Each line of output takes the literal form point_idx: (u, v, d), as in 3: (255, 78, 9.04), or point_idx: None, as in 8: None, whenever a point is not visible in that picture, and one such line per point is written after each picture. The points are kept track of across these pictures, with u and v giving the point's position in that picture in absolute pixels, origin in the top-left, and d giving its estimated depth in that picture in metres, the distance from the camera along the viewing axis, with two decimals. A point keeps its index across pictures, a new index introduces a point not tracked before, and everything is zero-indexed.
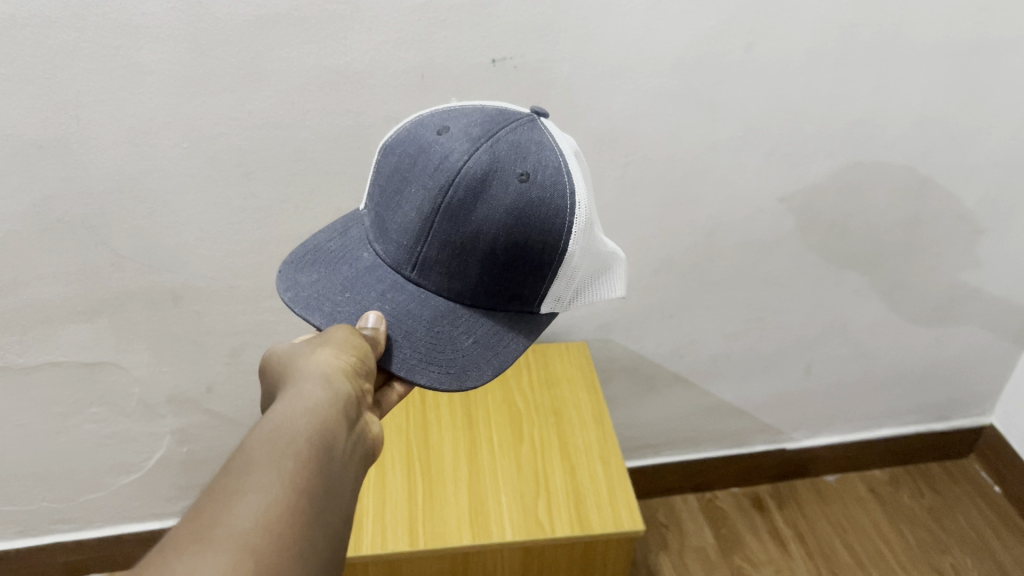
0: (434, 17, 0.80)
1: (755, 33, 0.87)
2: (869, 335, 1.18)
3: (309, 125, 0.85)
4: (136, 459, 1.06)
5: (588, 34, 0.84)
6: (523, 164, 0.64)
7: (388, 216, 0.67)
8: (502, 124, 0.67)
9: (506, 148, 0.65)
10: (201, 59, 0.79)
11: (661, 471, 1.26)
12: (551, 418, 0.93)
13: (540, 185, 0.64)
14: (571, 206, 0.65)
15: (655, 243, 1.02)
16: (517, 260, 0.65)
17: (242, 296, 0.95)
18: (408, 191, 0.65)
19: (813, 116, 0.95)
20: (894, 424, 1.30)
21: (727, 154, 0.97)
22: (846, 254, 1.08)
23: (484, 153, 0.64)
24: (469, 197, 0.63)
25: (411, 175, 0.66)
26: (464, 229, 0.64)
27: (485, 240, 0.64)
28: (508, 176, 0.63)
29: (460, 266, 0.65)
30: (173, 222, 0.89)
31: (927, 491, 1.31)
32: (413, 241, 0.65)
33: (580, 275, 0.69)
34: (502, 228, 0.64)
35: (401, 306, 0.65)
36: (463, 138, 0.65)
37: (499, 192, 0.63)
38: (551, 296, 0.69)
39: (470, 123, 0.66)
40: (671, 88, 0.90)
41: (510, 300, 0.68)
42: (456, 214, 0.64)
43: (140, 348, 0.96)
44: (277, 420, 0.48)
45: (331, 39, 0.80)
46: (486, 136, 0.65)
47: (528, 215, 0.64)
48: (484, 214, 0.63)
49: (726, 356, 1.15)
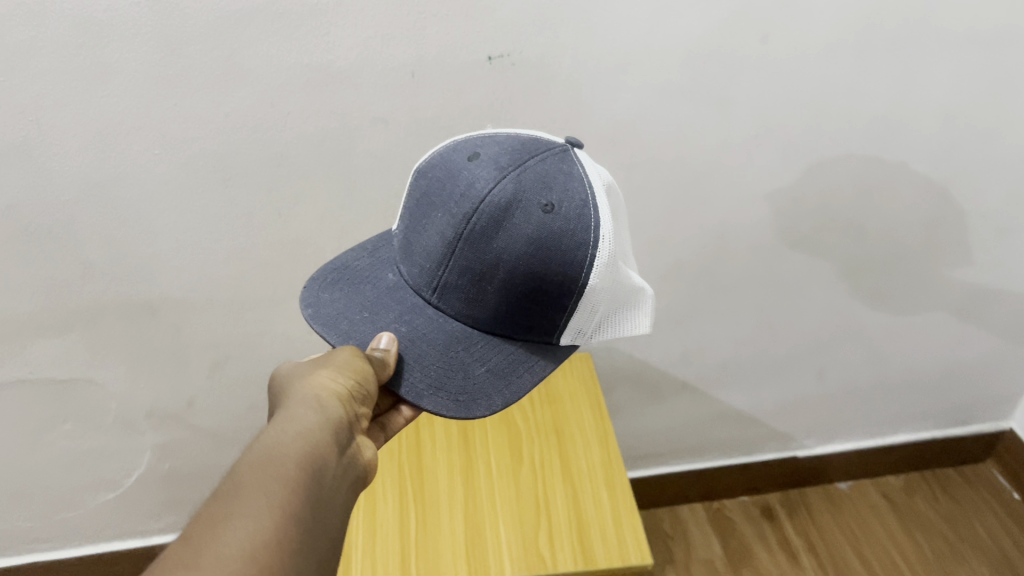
0: (424, 11, 0.74)
1: (771, 24, 0.81)
2: (885, 339, 1.12)
3: (291, 128, 0.79)
4: (115, 477, 1.01)
5: (591, 28, 0.78)
6: (548, 195, 0.63)
7: (415, 240, 0.67)
8: (532, 155, 0.66)
9: (532, 179, 0.64)
10: (171, 58, 0.73)
11: (667, 481, 1.21)
12: (552, 437, 0.88)
13: (564, 217, 0.63)
14: (594, 241, 0.63)
15: (662, 248, 0.96)
16: (534, 290, 0.64)
17: (224, 307, 0.89)
18: (435, 217, 0.66)
19: (832, 112, 0.89)
20: (910, 429, 1.25)
21: (740, 154, 0.90)
22: (864, 257, 1.03)
23: (510, 182, 0.63)
24: (490, 225, 0.63)
25: (438, 201, 0.66)
26: (483, 257, 0.63)
27: (502, 269, 0.63)
28: (531, 206, 0.63)
29: (478, 292, 0.64)
30: (147, 230, 0.83)
31: (944, 498, 1.26)
32: (436, 265, 0.65)
33: (602, 308, 0.67)
34: (520, 258, 0.63)
35: (418, 330, 0.65)
36: (491, 168, 0.65)
37: (521, 223, 0.62)
38: (571, 327, 0.67)
39: (500, 153, 0.66)
40: (681, 85, 0.84)
41: (526, 329, 0.66)
42: (477, 241, 0.63)
43: (115, 363, 0.90)
44: (269, 442, 0.51)
45: (312, 35, 0.74)
46: (515, 166, 0.65)
47: (549, 246, 0.63)
48: (504, 243, 0.63)
49: (736, 364, 1.09)
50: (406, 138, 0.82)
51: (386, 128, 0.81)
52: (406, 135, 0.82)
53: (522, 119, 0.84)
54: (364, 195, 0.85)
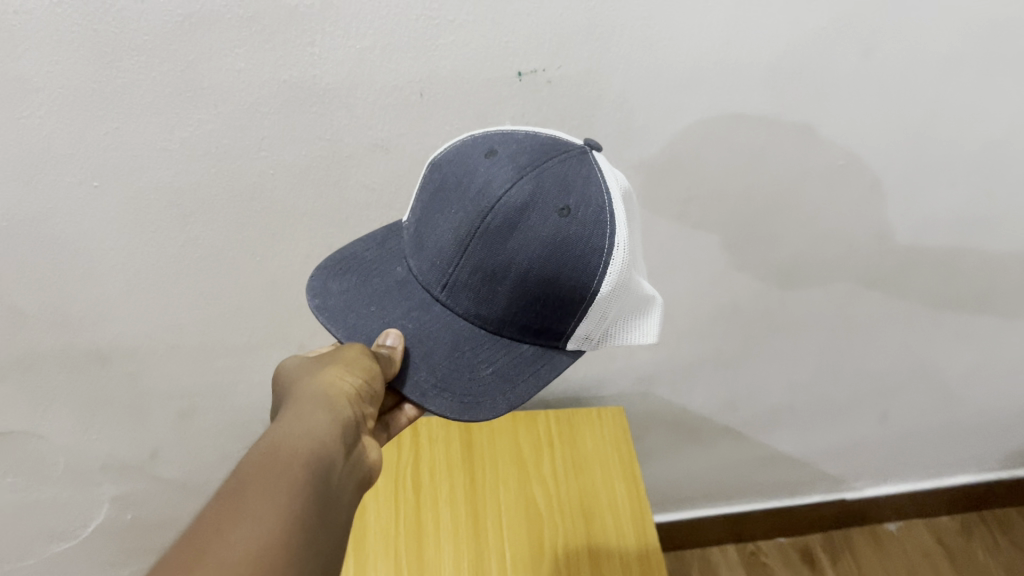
0: (438, 14, 0.57)
1: (880, 35, 0.63)
2: (961, 383, 0.97)
3: (264, 156, 0.63)
4: (69, 530, 0.87)
5: (652, 37, 0.61)
6: (565, 194, 0.51)
7: (424, 232, 0.56)
8: (552, 153, 0.54)
9: (552, 176, 0.52)
10: (107, 71, 0.56)
11: (698, 523, 1.09)
12: (579, 522, 0.74)
13: (583, 221, 0.51)
14: (610, 244, 0.52)
15: (716, 287, 0.80)
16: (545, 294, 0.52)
17: (189, 355, 0.74)
18: (443, 211, 0.54)
19: (939, 139, 0.72)
20: (973, 470, 1.11)
21: (822, 185, 0.73)
22: (951, 297, 0.86)
23: (526, 178, 0.52)
24: (502, 224, 0.51)
25: (447, 195, 0.54)
26: (494, 258, 0.52)
27: (515, 271, 0.51)
28: (546, 207, 0.51)
29: (488, 295, 0.53)
30: (91, 272, 0.67)
31: (1005, 544, 1.12)
32: (444, 262, 0.53)
33: (616, 309, 0.55)
34: (534, 258, 0.51)
35: (423, 327, 0.54)
36: (506, 163, 0.53)
37: (533, 220, 0.51)
38: (578, 333, 0.55)
39: (520, 147, 0.54)
40: (757, 106, 0.67)
41: (538, 333, 0.54)
42: (488, 241, 0.52)
43: (61, 414, 0.76)
44: (271, 441, 0.41)
45: (292, 45, 0.57)
46: (532, 164, 0.53)
47: (566, 248, 0.51)
48: (517, 243, 0.51)
49: (788, 407, 0.95)
50: (411, 169, 0.66)
51: (386, 156, 0.65)
52: (412, 164, 0.66)
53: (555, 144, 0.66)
54: (358, 233, 0.69)
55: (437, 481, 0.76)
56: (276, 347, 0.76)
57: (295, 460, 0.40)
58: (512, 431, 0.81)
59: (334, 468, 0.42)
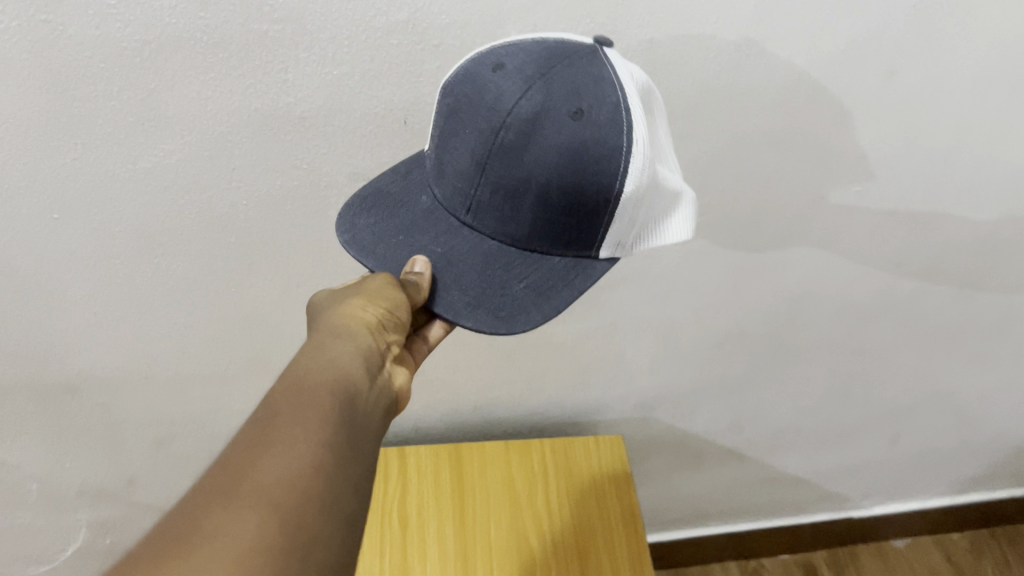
0: (421, 39, 0.52)
1: (903, 57, 0.58)
2: (977, 407, 0.94)
3: (237, 186, 0.58)
4: (46, 554, 0.85)
5: (656, 61, 0.56)
6: (579, 97, 0.47)
7: (444, 151, 0.52)
8: (558, 56, 0.48)
9: (561, 83, 0.47)
10: (62, 100, 0.52)
11: (700, 539, 1.07)
12: (574, 565, 0.72)
13: (597, 127, 0.47)
14: (629, 142, 0.48)
15: (722, 313, 0.76)
16: (570, 201, 0.49)
17: (164, 385, 0.71)
18: (458, 130, 0.50)
19: (963, 165, 0.66)
20: (985, 488, 1.09)
21: (836, 213, 0.68)
22: (970, 322, 0.82)
23: (537, 89, 0.47)
24: (518, 140, 0.48)
25: (457, 112, 0.50)
26: (513, 174, 0.49)
27: (537, 181, 0.48)
28: (559, 116, 0.47)
29: (513, 213, 0.50)
30: (55, 305, 0.63)
31: (1017, 563, 1.09)
32: (465, 184, 0.51)
33: (645, 212, 0.51)
34: (553, 166, 0.48)
35: (453, 251, 0.52)
36: (513, 77, 0.48)
37: (550, 127, 0.47)
38: (609, 240, 0.52)
39: (524, 55, 0.49)
40: (771, 131, 0.61)
41: (570, 244, 0.52)
42: (506, 157, 0.49)
43: (30, 444, 0.73)
44: (290, 373, 0.38)
45: (261, 71, 0.52)
46: (540, 71, 0.48)
47: (588, 152, 0.47)
48: (535, 155, 0.48)
49: (795, 429, 0.93)
50: None
51: (368, 185, 0.60)
52: None
53: None
54: (339, 264, 0.65)
55: (424, 519, 0.74)
56: (256, 376, 0.72)
57: (318, 393, 0.37)
58: (504, 460, 0.78)
59: (358, 398, 0.39)
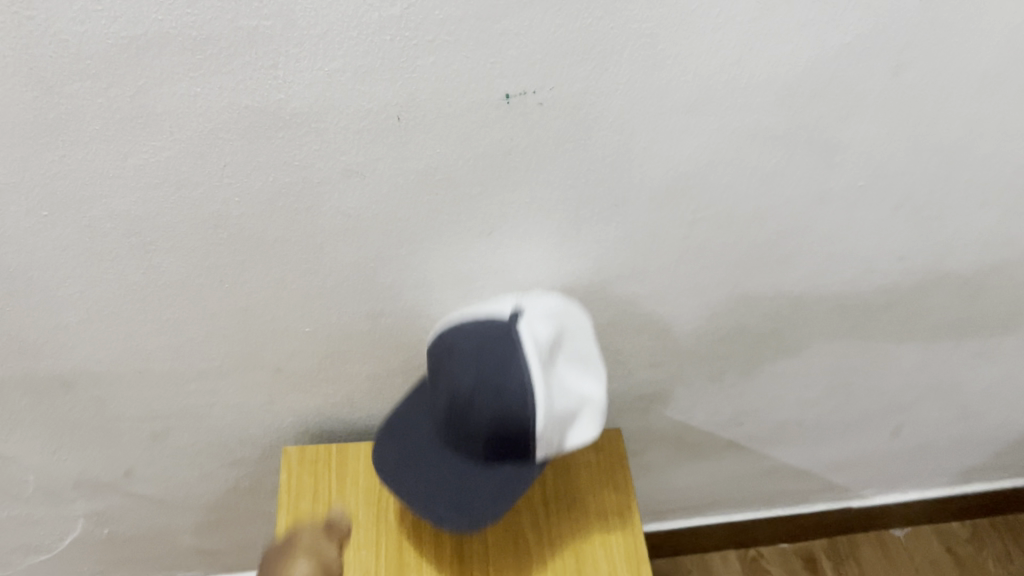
0: (414, 34, 0.50)
1: (910, 52, 0.56)
2: (977, 397, 0.94)
3: (229, 183, 0.57)
4: (46, 542, 0.89)
5: (656, 58, 0.54)
6: (500, 387, 0.62)
7: (434, 401, 0.68)
8: (493, 333, 0.63)
9: (491, 357, 0.62)
10: (47, 98, 0.51)
11: (696, 518, 1.12)
12: (569, 561, 0.72)
13: (517, 385, 0.62)
14: (531, 371, 0.62)
15: (724, 309, 0.75)
16: (499, 376, 0.62)
17: (159, 380, 0.71)
18: (437, 413, 0.67)
19: (971, 159, 0.65)
20: (978, 468, 1.11)
21: (840, 209, 0.67)
22: (973, 316, 0.81)
23: (475, 400, 0.63)
24: (462, 418, 0.64)
25: (434, 380, 0.67)
26: (462, 436, 0.65)
27: (474, 400, 0.63)
28: (485, 397, 0.62)
29: (467, 455, 0.66)
30: (47, 302, 0.62)
31: (1005, 530, 1.21)
32: (444, 452, 0.68)
33: (557, 439, 0.65)
34: (482, 404, 0.62)
35: (423, 441, 0.70)
36: (463, 356, 0.63)
37: (483, 351, 0.63)
38: (538, 458, 0.65)
39: (467, 339, 0.64)
40: (774, 129, 0.60)
41: (509, 454, 0.65)
42: (458, 426, 0.65)
43: (27, 437, 0.74)
44: None
45: (251, 67, 0.51)
46: (478, 350, 0.63)
47: (506, 429, 0.63)
48: (475, 411, 0.63)
49: (796, 423, 0.93)
50: (390, 195, 0.59)
51: (362, 181, 0.58)
52: (391, 190, 0.59)
53: (548, 172, 0.60)
54: (334, 260, 0.63)
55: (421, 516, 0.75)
56: (251, 371, 0.72)
57: None
58: None
59: None
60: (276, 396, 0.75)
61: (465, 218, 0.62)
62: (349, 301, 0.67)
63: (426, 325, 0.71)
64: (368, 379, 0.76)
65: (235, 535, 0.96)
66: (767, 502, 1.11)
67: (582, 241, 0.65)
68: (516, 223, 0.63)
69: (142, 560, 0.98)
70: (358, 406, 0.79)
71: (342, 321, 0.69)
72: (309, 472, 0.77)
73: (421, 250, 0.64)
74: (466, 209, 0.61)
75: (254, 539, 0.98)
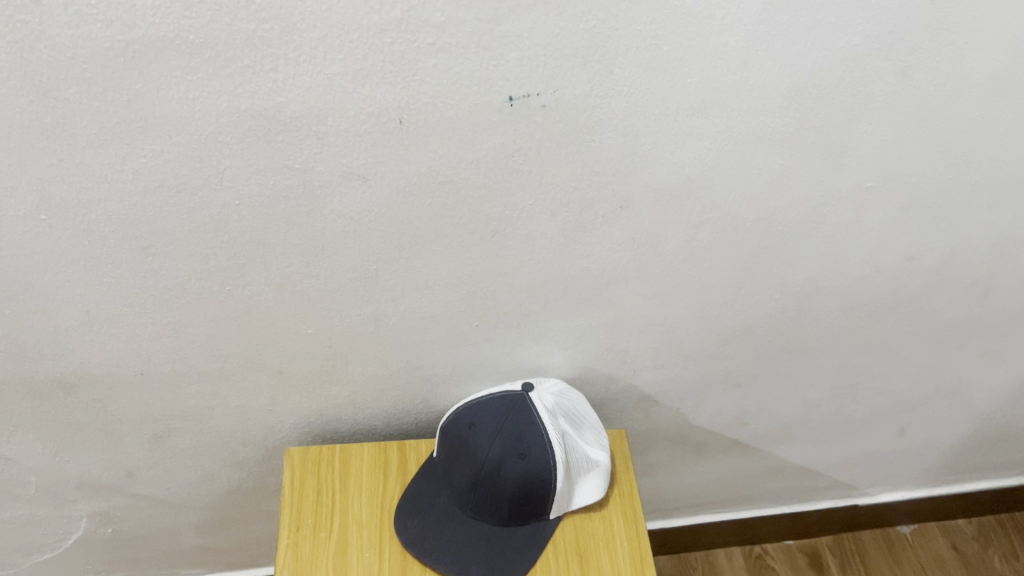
0: (415, 37, 0.49)
1: (919, 53, 0.55)
2: (984, 397, 0.94)
3: (228, 187, 0.56)
4: (49, 540, 0.89)
5: (661, 60, 0.53)
6: (522, 451, 0.70)
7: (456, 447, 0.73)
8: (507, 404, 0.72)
9: (512, 442, 0.70)
10: (43, 102, 0.49)
11: (700, 514, 1.12)
12: (573, 564, 0.71)
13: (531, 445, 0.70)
14: (553, 465, 0.71)
15: (729, 311, 0.75)
16: (505, 466, 0.70)
17: (160, 383, 0.71)
18: (462, 460, 0.72)
19: (980, 160, 0.64)
20: (983, 465, 1.11)
21: (847, 210, 0.66)
22: (981, 317, 0.81)
23: (497, 441, 0.70)
24: (490, 468, 0.70)
25: (460, 476, 0.72)
26: (489, 482, 0.70)
27: (502, 464, 0.70)
28: (511, 457, 0.70)
29: (496, 496, 0.71)
30: (46, 305, 0.62)
31: (1009, 527, 1.22)
32: (472, 494, 0.72)
33: (579, 489, 0.73)
34: (510, 469, 0.70)
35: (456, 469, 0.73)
36: (487, 437, 0.71)
37: (506, 417, 0.71)
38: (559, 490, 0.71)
39: (489, 454, 0.70)
40: (781, 132, 0.59)
41: (532, 498, 0.71)
42: (485, 475, 0.71)
43: (28, 439, 0.73)
44: None
45: (250, 70, 0.50)
46: (500, 429, 0.71)
47: (534, 490, 0.71)
48: (502, 478, 0.70)
49: (801, 422, 0.93)
50: (391, 199, 0.58)
51: (363, 184, 0.57)
52: (392, 193, 0.58)
53: (551, 174, 0.59)
54: (335, 264, 0.63)
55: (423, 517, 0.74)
56: (252, 373, 0.72)
57: None
58: None
59: None
60: (277, 397, 0.75)
61: (468, 220, 0.61)
62: (351, 303, 0.66)
63: (429, 327, 0.70)
64: (370, 380, 0.75)
65: (238, 534, 0.96)
66: (771, 499, 1.11)
67: (585, 244, 0.65)
68: (518, 226, 0.62)
69: (145, 559, 0.98)
70: (360, 407, 0.78)
71: (344, 323, 0.68)
72: (312, 472, 0.77)
73: (423, 252, 0.63)
74: (468, 213, 0.60)
75: (257, 537, 0.98)
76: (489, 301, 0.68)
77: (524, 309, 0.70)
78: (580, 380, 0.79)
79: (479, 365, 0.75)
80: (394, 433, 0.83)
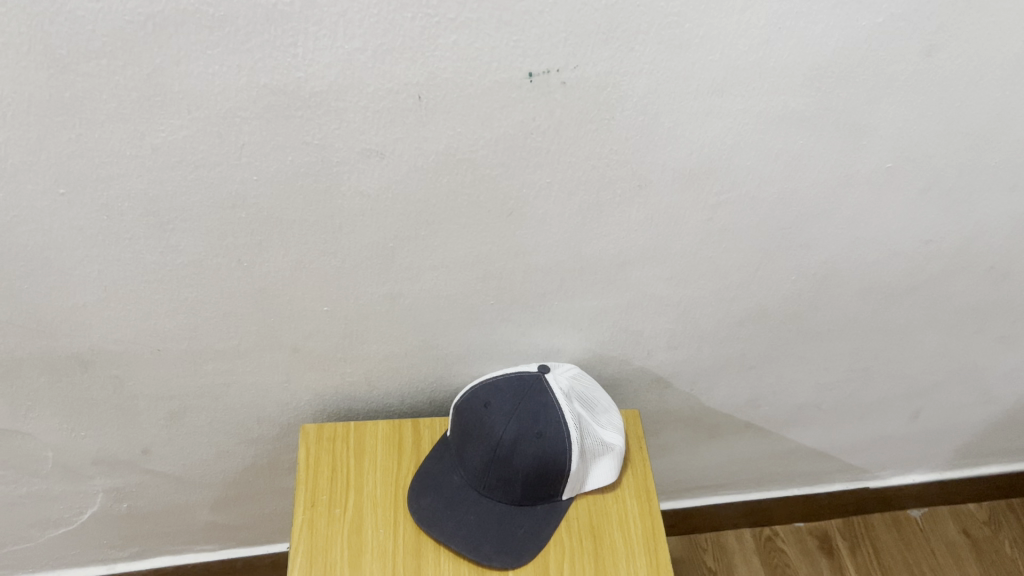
0: (436, 12, 0.49)
1: (945, 32, 0.55)
2: (999, 381, 0.94)
3: (246, 163, 0.56)
4: (64, 515, 0.90)
5: (684, 37, 0.52)
6: (539, 431, 0.70)
7: (469, 428, 0.73)
8: (522, 386, 0.72)
9: (529, 423, 0.70)
10: (63, 76, 0.49)
11: (709, 494, 1.12)
12: (587, 543, 0.72)
13: (547, 427, 0.70)
14: (568, 448, 0.71)
15: (746, 292, 0.74)
16: (520, 446, 0.70)
17: (177, 359, 0.71)
18: (474, 441, 0.72)
19: (1003, 142, 0.64)
20: (994, 449, 1.11)
21: (866, 191, 0.66)
22: (999, 300, 0.80)
23: (512, 421, 0.70)
24: (504, 449, 0.70)
25: (472, 456, 0.73)
26: (503, 462, 0.71)
27: (516, 446, 0.70)
28: (526, 437, 0.70)
29: (508, 476, 0.71)
30: (64, 282, 0.62)
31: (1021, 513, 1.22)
32: (482, 474, 0.72)
33: (592, 472, 0.74)
34: (525, 448, 0.70)
35: (466, 450, 0.73)
36: (501, 417, 0.71)
37: (523, 397, 0.71)
38: (573, 472, 0.72)
39: (502, 436, 0.71)
40: (802, 111, 0.58)
41: (546, 479, 0.71)
42: (500, 455, 0.71)
43: (46, 415, 0.74)
44: None
45: (269, 46, 0.49)
46: (515, 410, 0.71)
47: (549, 471, 0.71)
48: (517, 459, 0.70)
49: (814, 405, 0.93)
50: (409, 177, 0.58)
51: (381, 162, 0.57)
52: (410, 171, 0.58)
53: (569, 153, 0.59)
54: (352, 242, 0.63)
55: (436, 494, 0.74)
56: (267, 351, 0.72)
57: None
58: None
59: None
60: (293, 374, 0.75)
61: (486, 199, 0.61)
62: (368, 282, 0.66)
63: (444, 306, 0.70)
64: (385, 359, 0.75)
65: (252, 511, 0.97)
66: (781, 481, 1.11)
67: (603, 223, 0.64)
68: (536, 206, 0.62)
69: (159, 535, 0.99)
70: (374, 385, 0.79)
71: (360, 301, 0.68)
72: (327, 449, 0.77)
73: (441, 231, 0.63)
74: (486, 191, 0.60)
75: (271, 515, 0.99)
76: (505, 281, 0.68)
77: (540, 289, 0.70)
78: (595, 360, 0.79)
79: (494, 345, 0.75)
80: (408, 411, 0.84)
